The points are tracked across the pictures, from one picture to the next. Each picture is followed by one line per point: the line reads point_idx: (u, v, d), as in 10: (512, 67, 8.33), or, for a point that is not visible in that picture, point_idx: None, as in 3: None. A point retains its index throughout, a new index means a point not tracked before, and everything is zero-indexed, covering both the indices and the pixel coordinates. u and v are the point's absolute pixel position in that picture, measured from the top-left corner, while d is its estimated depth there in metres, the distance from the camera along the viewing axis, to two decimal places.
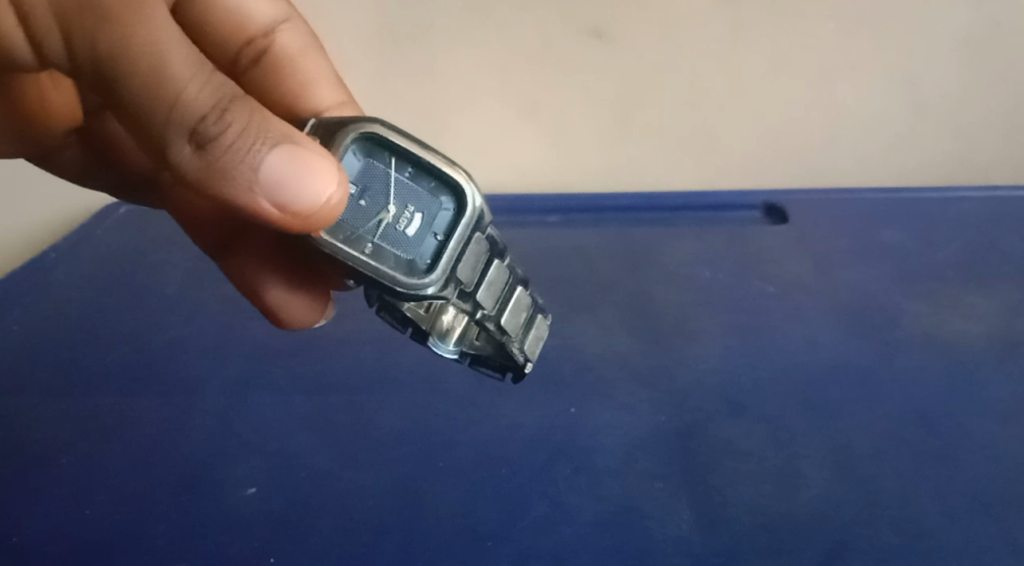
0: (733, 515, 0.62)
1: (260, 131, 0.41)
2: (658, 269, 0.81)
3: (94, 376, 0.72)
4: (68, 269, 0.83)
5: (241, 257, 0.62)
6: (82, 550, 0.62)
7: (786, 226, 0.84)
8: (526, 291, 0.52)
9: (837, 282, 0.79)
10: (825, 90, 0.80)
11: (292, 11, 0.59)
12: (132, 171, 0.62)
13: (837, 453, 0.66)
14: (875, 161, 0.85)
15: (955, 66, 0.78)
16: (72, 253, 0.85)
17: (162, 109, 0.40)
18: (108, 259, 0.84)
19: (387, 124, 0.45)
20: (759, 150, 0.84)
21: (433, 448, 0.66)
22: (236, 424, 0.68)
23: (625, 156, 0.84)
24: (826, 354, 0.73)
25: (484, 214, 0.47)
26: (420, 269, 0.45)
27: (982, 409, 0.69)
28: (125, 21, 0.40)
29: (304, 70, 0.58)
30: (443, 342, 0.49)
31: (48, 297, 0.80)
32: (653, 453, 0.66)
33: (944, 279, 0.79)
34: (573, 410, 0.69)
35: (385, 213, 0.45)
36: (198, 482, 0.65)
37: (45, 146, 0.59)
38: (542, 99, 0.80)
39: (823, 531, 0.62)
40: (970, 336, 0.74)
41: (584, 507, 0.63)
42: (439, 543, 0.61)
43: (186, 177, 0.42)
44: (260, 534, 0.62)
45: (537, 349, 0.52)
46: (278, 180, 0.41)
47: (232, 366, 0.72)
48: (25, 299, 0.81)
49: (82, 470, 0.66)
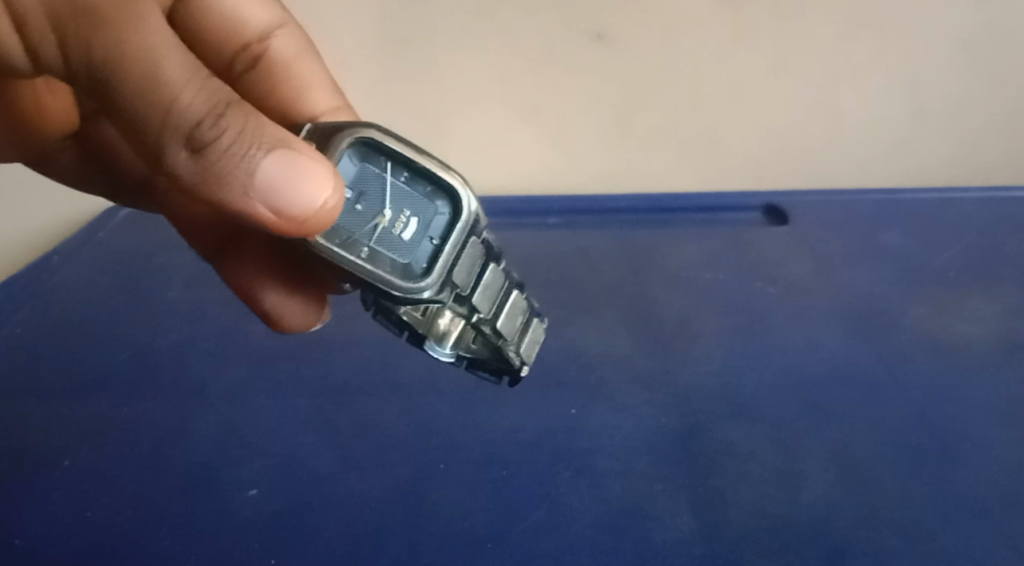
0: (733, 517, 0.62)
1: (255, 136, 0.41)
2: (659, 271, 0.80)
3: (97, 379, 0.72)
4: (70, 272, 0.83)
5: (239, 260, 0.62)
6: (86, 553, 0.62)
7: (786, 229, 0.84)
8: (522, 294, 0.52)
9: (837, 286, 0.78)
10: (827, 92, 0.80)
11: (286, 16, 0.59)
12: (128, 175, 0.62)
13: (838, 455, 0.66)
14: (876, 164, 0.85)
15: (956, 69, 0.78)
16: (74, 256, 0.85)
17: (157, 114, 0.41)
18: (110, 262, 0.84)
19: (382, 129, 0.45)
20: (760, 153, 0.83)
21: (433, 450, 0.67)
22: (238, 426, 0.68)
23: (626, 159, 0.84)
24: (828, 355, 0.73)
25: (479, 218, 0.47)
26: (415, 273, 0.46)
27: (984, 411, 0.69)
28: (120, 27, 0.40)
29: (299, 74, 0.58)
30: (440, 345, 0.49)
31: (50, 300, 0.81)
32: (653, 455, 0.66)
33: (946, 281, 0.79)
34: (574, 412, 0.69)
35: (381, 217, 0.45)
36: (200, 485, 0.65)
37: (41, 149, 0.60)
38: (544, 101, 0.80)
39: (823, 532, 0.62)
40: (971, 337, 0.74)
41: (585, 509, 0.63)
42: (440, 545, 0.61)
43: (182, 181, 0.42)
44: (264, 535, 0.62)
45: (533, 353, 0.53)
46: (274, 185, 0.41)
47: (234, 369, 0.73)
48: (28, 302, 0.81)
49: (84, 473, 0.66)
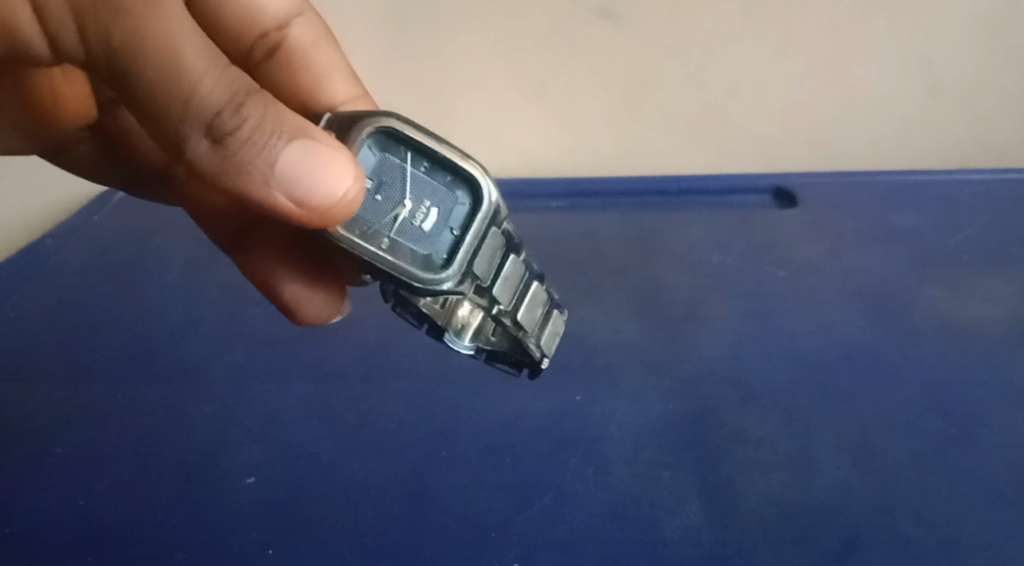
0: (746, 504, 0.63)
1: (276, 126, 0.41)
2: (668, 254, 0.80)
3: (93, 363, 0.72)
4: (65, 253, 0.82)
5: (255, 249, 0.61)
6: (79, 539, 0.62)
7: (799, 209, 0.84)
8: (543, 285, 0.51)
9: (847, 266, 0.79)
10: (837, 74, 0.79)
11: (304, 4, 0.59)
12: (144, 165, 0.62)
13: (850, 441, 0.66)
14: (889, 143, 0.84)
15: (970, 46, 0.77)
16: (70, 239, 0.84)
17: (178, 104, 0.40)
18: (106, 245, 0.83)
19: (403, 117, 0.45)
20: (772, 134, 0.83)
21: (439, 437, 0.67)
22: (237, 412, 0.68)
23: (631, 136, 0.83)
24: (839, 339, 0.73)
25: (499, 208, 0.47)
26: (436, 264, 0.45)
27: (996, 397, 0.69)
28: (139, 14, 0.39)
29: (317, 62, 0.57)
30: (459, 338, 0.49)
31: (44, 283, 0.80)
32: (663, 441, 0.66)
33: (959, 264, 0.79)
34: (578, 398, 0.69)
35: (402, 207, 0.45)
36: (200, 471, 0.65)
37: (55, 142, 0.59)
38: (549, 80, 0.79)
39: (837, 522, 0.62)
40: (984, 321, 0.74)
41: (591, 498, 0.63)
42: (448, 535, 0.61)
43: (202, 171, 0.42)
44: (261, 524, 0.62)
45: (553, 345, 0.52)
46: (295, 175, 0.40)
47: (233, 353, 0.72)
48: (21, 283, 0.80)
49: (84, 459, 0.66)
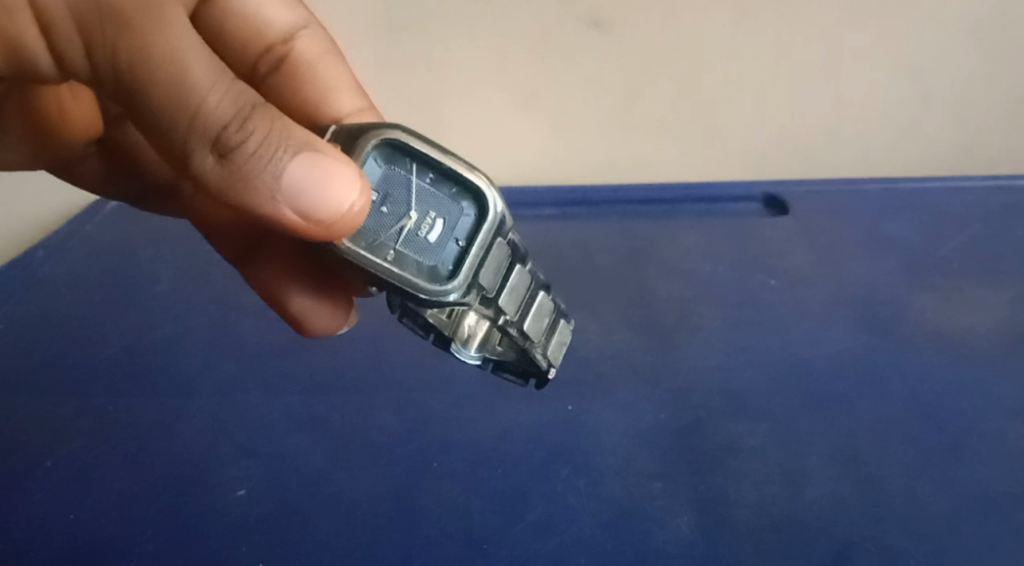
0: (736, 515, 0.64)
1: (282, 139, 0.41)
2: (658, 262, 0.81)
3: (84, 374, 0.71)
4: (51, 259, 0.81)
5: (259, 265, 0.62)
6: (68, 555, 0.62)
7: (788, 219, 0.84)
8: (549, 295, 0.52)
9: (840, 275, 0.80)
10: (834, 80, 0.79)
11: (309, 17, 0.59)
12: (151, 178, 0.62)
13: (841, 451, 0.67)
14: (879, 156, 0.85)
15: (960, 55, 0.77)
16: (57, 247, 0.82)
17: (184, 121, 0.40)
18: (94, 254, 0.81)
19: (407, 129, 0.45)
20: (767, 144, 0.83)
21: (432, 448, 0.67)
22: (230, 425, 0.68)
23: (626, 145, 0.83)
24: (831, 350, 0.74)
25: (505, 219, 0.47)
26: (442, 276, 0.45)
27: (985, 407, 0.71)
28: (145, 31, 0.39)
29: (324, 77, 0.58)
30: (466, 348, 0.50)
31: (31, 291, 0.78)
32: (657, 452, 0.67)
33: (947, 273, 0.80)
34: (571, 409, 0.69)
35: (408, 218, 0.45)
36: (191, 486, 0.65)
37: (64, 157, 0.59)
38: (541, 90, 0.79)
39: (827, 533, 0.63)
40: (973, 329, 0.76)
41: (583, 510, 0.64)
42: (439, 549, 0.62)
43: (209, 185, 0.42)
44: (252, 538, 0.62)
45: (560, 354, 0.53)
46: (301, 189, 0.41)
47: (225, 365, 0.72)
48: (8, 293, 0.78)
49: (74, 473, 0.66)
